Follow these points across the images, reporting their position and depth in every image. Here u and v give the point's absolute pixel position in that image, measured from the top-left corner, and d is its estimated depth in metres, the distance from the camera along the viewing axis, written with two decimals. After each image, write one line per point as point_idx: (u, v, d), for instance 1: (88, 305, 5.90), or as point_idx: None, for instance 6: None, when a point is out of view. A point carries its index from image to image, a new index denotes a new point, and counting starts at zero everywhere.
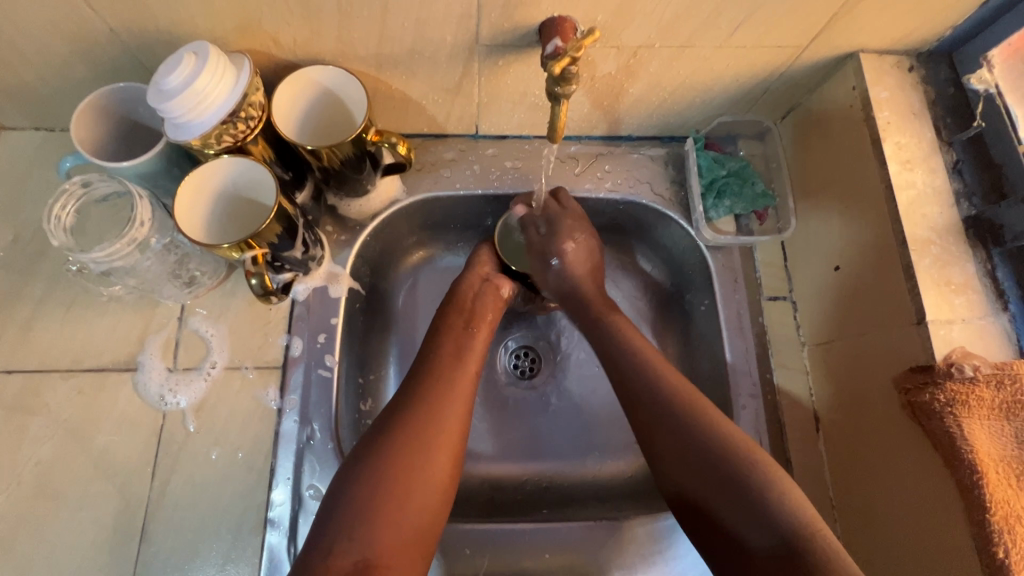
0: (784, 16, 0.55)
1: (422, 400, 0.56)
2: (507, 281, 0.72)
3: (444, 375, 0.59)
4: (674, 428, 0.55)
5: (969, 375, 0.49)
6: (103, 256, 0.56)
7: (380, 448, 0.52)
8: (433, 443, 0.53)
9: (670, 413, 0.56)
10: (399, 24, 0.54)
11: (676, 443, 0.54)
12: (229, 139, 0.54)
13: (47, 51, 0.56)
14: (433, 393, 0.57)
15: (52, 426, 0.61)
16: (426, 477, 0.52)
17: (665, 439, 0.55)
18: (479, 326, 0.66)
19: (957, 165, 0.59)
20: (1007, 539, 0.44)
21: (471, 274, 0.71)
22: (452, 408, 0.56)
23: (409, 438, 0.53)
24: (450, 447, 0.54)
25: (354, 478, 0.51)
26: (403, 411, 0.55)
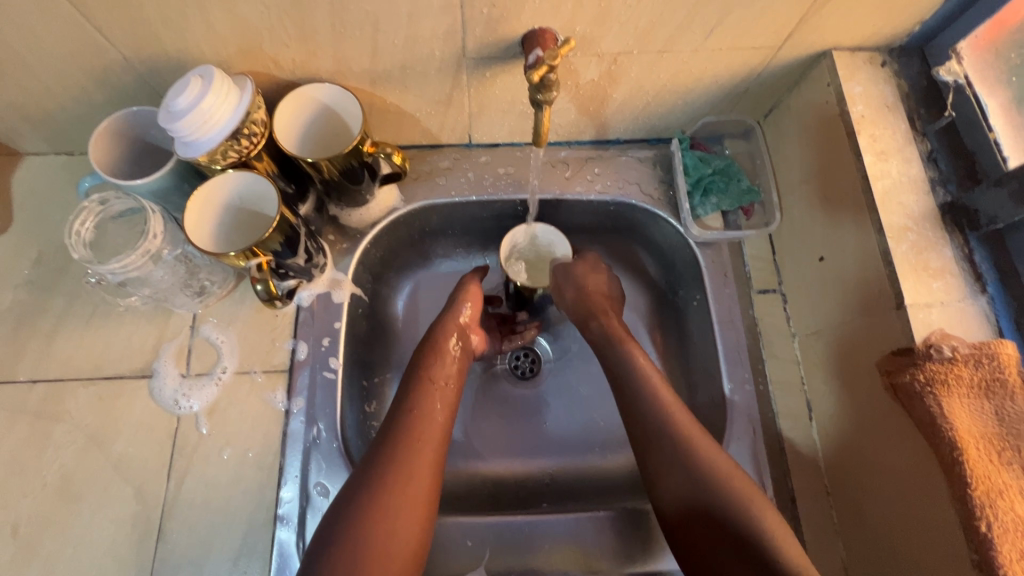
0: (755, 19, 0.58)
1: (392, 460, 0.56)
2: (477, 334, 0.72)
3: (413, 431, 0.59)
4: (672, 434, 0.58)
5: (947, 355, 0.50)
6: (119, 268, 0.60)
7: (356, 514, 0.53)
8: (406, 504, 0.55)
9: (660, 417, 0.60)
10: (390, 41, 0.58)
11: (669, 444, 0.58)
12: (234, 154, 0.58)
13: (68, 80, 0.60)
14: (402, 452, 0.57)
15: (74, 431, 0.65)
16: (402, 538, 0.53)
17: (664, 444, 0.58)
18: (448, 376, 0.66)
19: (932, 154, 0.61)
20: (989, 513, 0.45)
21: (444, 323, 0.70)
22: (422, 467, 0.57)
23: (382, 503, 0.54)
24: (432, 448, 0.59)
25: (355, 484, 0.55)
26: (374, 473, 0.56)
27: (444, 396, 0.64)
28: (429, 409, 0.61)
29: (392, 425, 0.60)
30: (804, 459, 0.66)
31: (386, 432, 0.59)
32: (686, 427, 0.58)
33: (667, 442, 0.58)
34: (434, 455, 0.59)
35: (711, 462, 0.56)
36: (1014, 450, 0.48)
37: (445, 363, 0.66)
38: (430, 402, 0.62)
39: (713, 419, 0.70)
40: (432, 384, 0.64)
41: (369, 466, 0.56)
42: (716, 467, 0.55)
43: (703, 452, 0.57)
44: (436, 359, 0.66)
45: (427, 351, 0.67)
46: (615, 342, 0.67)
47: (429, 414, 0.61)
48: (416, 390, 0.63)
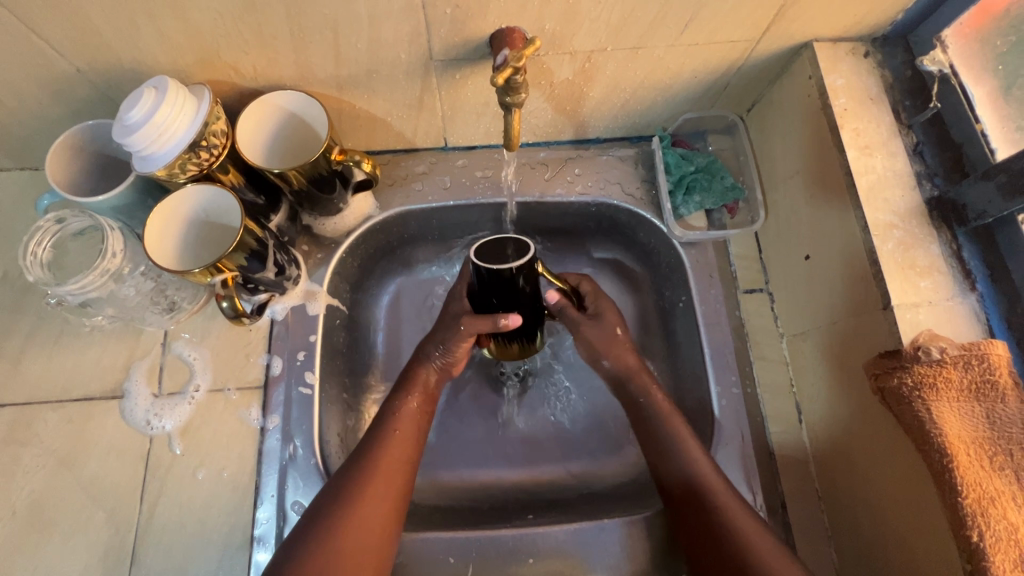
0: (731, 11, 0.55)
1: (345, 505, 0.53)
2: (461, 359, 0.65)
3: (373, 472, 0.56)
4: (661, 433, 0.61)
5: (936, 357, 0.48)
6: (78, 289, 0.58)
7: (306, 559, 0.50)
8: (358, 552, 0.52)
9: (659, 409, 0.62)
10: (352, 45, 0.56)
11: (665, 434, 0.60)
12: (194, 167, 0.56)
13: (21, 94, 0.58)
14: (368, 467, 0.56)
15: (44, 455, 0.63)
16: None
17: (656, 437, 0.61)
18: (415, 413, 0.61)
19: (918, 147, 0.58)
20: (981, 522, 0.44)
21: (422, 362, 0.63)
22: (378, 507, 0.54)
23: (334, 551, 0.51)
24: (402, 461, 0.58)
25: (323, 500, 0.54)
26: (340, 490, 0.55)
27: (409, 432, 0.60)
28: (393, 447, 0.58)
29: (354, 465, 0.56)
30: (793, 463, 0.64)
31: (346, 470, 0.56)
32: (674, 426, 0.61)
33: (678, 472, 0.58)
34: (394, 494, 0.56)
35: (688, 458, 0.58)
36: (1006, 454, 0.46)
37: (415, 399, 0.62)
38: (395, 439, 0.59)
39: (701, 425, 0.68)
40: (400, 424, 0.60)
41: (322, 508, 0.54)
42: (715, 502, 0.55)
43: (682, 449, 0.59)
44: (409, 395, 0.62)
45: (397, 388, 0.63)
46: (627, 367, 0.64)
47: (389, 452, 0.58)
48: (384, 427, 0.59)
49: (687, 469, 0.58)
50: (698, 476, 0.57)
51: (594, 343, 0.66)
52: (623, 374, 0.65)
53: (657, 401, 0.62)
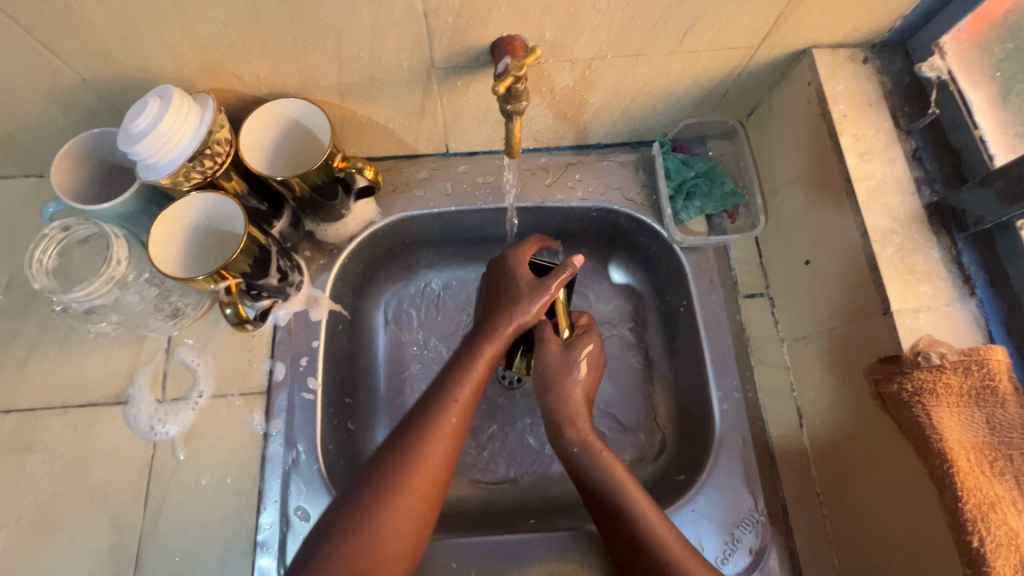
0: (730, 19, 0.56)
1: (407, 458, 0.54)
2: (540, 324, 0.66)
3: (432, 428, 0.56)
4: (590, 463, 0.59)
5: (935, 363, 0.49)
6: (83, 296, 0.58)
7: (362, 509, 0.51)
8: (408, 507, 0.52)
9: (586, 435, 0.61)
10: (355, 54, 0.56)
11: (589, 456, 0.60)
12: (198, 175, 0.56)
13: (27, 103, 0.59)
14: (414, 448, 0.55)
15: (49, 461, 0.63)
16: (398, 541, 0.51)
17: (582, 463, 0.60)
18: (479, 378, 0.61)
19: (916, 152, 0.59)
20: (981, 527, 0.44)
21: (497, 326, 0.63)
22: (433, 462, 0.55)
23: (389, 500, 0.52)
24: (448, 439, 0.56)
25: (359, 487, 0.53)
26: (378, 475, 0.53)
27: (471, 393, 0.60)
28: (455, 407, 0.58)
29: (413, 424, 0.57)
30: (794, 467, 0.65)
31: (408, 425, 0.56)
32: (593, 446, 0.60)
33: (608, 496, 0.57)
34: (446, 453, 0.56)
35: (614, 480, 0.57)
36: (1007, 460, 0.46)
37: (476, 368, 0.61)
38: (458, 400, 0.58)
39: (701, 429, 0.68)
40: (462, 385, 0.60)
41: (382, 461, 0.54)
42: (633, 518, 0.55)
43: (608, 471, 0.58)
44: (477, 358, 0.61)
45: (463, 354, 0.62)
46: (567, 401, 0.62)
47: (451, 413, 0.58)
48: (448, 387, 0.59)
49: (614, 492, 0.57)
50: (626, 504, 0.56)
51: (551, 375, 0.63)
52: (556, 409, 0.63)
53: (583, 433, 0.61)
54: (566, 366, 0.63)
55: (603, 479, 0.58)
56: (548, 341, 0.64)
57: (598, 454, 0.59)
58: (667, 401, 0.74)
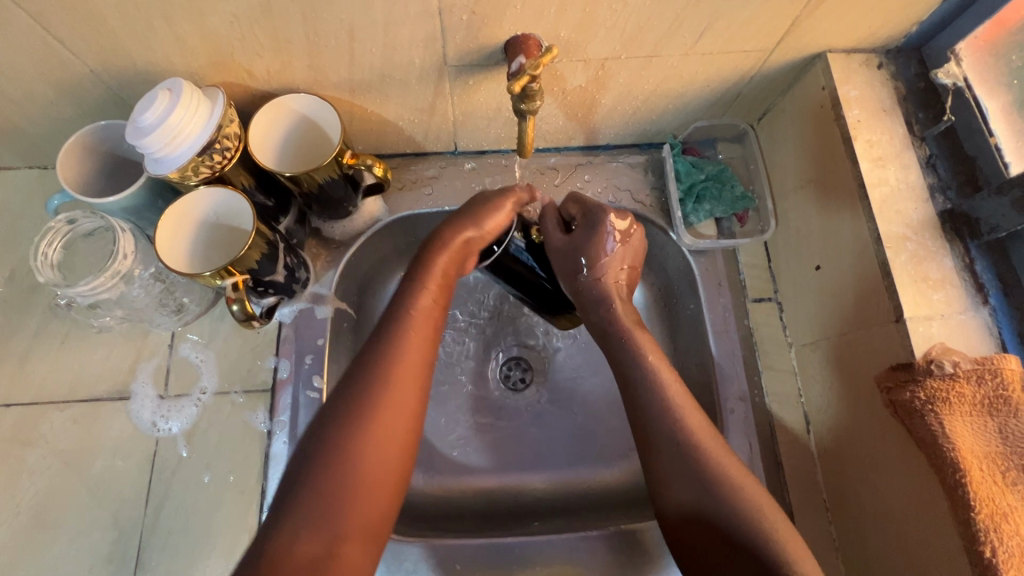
0: (746, 20, 0.55)
1: (370, 389, 0.50)
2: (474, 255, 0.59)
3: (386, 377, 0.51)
4: (658, 424, 0.54)
5: (949, 372, 0.48)
6: (89, 290, 0.58)
7: (333, 446, 0.47)
8: (384, 468, 0.48)
9: (660, 386, 0.55)
10: (368, 50, 0.55)
11: (658, 406, 0.54)
12: (206, 170, 0.55)
13: (34, 94, 0.58)
14: (385, 366, 0.51)
15: (50, 455, 0.63)
16: (379, 481, 0.48)
17: (652, 421, 0.54)
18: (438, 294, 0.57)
19: (930, 159, 0.59)
20: (994, 537, 0.44)
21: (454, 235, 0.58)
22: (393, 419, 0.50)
23: (361, 439, 0.48)
24: (416, 366, 0.53)
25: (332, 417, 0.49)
26: (353, 399, 0.49)
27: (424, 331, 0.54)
28: (411, 346, 0.53)
29: (374, 357, 0.52)
30: (801, 474, 0.64)
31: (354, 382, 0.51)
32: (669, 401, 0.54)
33: (679, 465, 0.52)
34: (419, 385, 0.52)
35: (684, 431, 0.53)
36: (1018, 470, 0.46)
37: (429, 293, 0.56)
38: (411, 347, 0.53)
39: None
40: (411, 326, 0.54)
41: (348, 398, 0.50)
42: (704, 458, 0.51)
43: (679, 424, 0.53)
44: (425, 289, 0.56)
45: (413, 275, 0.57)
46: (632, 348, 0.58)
47: (406, 364, 0.52)
48: (398, 338, 0.53)
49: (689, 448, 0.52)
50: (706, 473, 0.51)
51: (572, 267, 0.59)
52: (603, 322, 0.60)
53: (660, 388, 0.55)
54: (587, 249, 0.58)
55: (675, 436, 0.53)
56: (558, 237, 0.60)
57: (673, 413, 0.54)
58: None
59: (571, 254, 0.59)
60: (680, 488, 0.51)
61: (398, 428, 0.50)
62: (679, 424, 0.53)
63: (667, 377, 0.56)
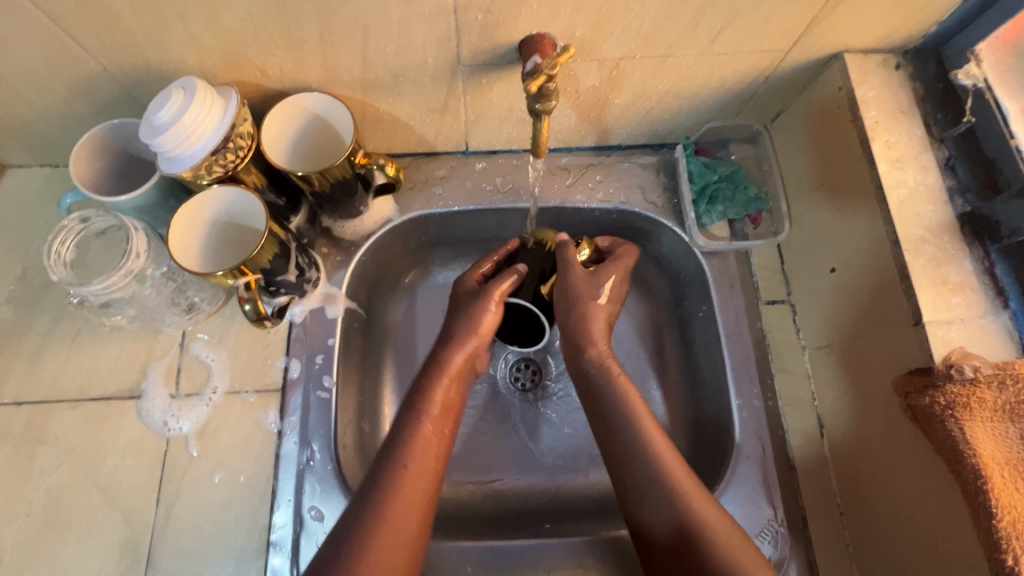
0: (763, 21, 0.55)
1: (380, 502, 0.50)
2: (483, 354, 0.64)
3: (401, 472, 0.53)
4: (628, 436, 0.56)
5: (969, 376, 0.47)
6: (101, 289, 0.58)
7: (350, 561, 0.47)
8: (392, 565, 0.48)
9: (631, 409, 0.58)
10: (381, 48, 0.55)
11: (628, 423, 0.57)
12: (219, 170, 0.55)
13: (47, 92, 0.58)
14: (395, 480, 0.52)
15: (61, 454, 0.63)
16: None
17: (622, 437, 0.57)
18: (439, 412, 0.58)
19: (949, 161, 0.58)
20: (1016, 545, 0.43)
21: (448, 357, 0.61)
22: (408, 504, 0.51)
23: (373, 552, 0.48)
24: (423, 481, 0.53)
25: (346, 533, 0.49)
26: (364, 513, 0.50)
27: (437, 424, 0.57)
28: (423, 455, 0.54)
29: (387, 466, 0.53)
30: (815, 478, 0.64)
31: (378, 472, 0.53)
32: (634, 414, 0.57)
33: (642, 470, 0.54)
34: (426, 490, 0.53)
35: (644, 442, 0.55)
36: None
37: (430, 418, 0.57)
38: (424, 446, 0.55)
39: (719, 436, 0.67)
40: (426, 414, 0.57)
41: (363, 511, 0.50)
42: (666, 470, 0.54)
43: (642, 436, 0.56)
44: (440, 382, 0.60)
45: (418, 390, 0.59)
46: (612, 378, 0.60)
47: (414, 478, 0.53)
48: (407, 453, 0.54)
49: (648, 460, 0.54)
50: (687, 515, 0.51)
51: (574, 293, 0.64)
52: (581, 337, 0.63)
53: (633, 407, 0.58)
54: (591, 292, 0.64)
55: (640, 450, 0.55)
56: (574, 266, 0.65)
57: (638, 425, 0.57)
58: (685, 406, 0.73)
59: (575, 279, 0.64)
60: (660, 507, 0.52)
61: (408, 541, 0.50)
62: (646, 440, 0.55)
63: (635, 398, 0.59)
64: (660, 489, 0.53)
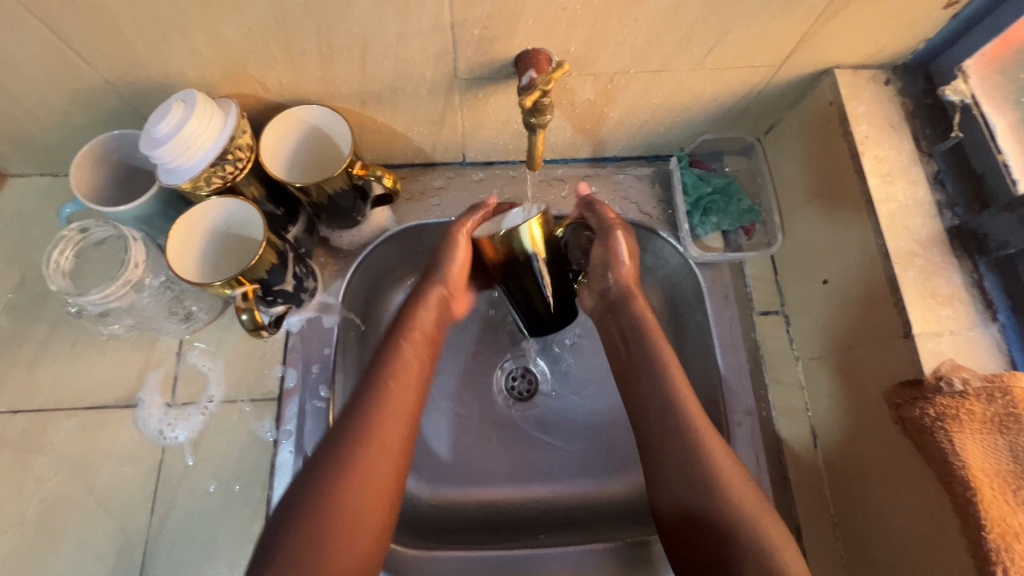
0: (755, 36, 0.56)
1: (355, 426, 0.52)
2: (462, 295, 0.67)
3: (374, 403, 0.54)
4: (659, 408, 0.57)
5: (958, 389, 0.48)
6: (100, 298, 0.58)
7: (317, 491, 0.49)
8: (366, 491, 0.50)
9: (670, 378, 0.58)
10: (380, 63, 0.56)
11: (665, 395, 0.57)
12: (218, 181, 0.56)
13: (49, 104, 0.59)
14: (368, 412, 0.53)
15: (56, 463, 0.63)
16: (362, 528, 0.49)
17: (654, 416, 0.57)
18: (419, 349, 0.60)
19: (938, 175, 0.59)
20: (1007, 557, 0.43)
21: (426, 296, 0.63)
22: (377, 474, 0.51)
23: (346, 479, 0.49)
24: (399, 415, 0.54)
25: (315, 464, 0.51)
26: (335, 440, 0.52)
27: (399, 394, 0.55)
28: (399, 388, 0.56)
29: (361, 399, 0.54)
30: (808, 488, 0.64)
31: (340, 436, 0.52)
32: (672, 381, 0.58)
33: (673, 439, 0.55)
34: (405, 423, 0.54)
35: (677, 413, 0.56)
36: None
37: (412, 347, 0.60)
38: (400, 379, 0.56)
39: None
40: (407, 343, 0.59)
41: (337, 435, 0.52)
42: (694, 447, 0.54)
43: (677, 406, 0.56)
44: (421, 317, 0.62)
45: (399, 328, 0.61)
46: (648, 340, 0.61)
47: (389, 407, 0.54)
48: (377, 384, 0.55)
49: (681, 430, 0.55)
50: (714, 490, 0.51)
51: (608, 250, 0.65)
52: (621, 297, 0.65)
53: (674, 381, 0.58)
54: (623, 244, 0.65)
55: (672, 416, 0.56)
56: (611, 222, 0.66)
57: (676, 395, 0.57)
58: None
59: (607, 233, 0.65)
60: (681, 486, 0.53)
61: (386, 467, 0.52)
62: (682, 415, 0.55)
63: (675, 369, 0.59)
64: (687, 462, 0.53)
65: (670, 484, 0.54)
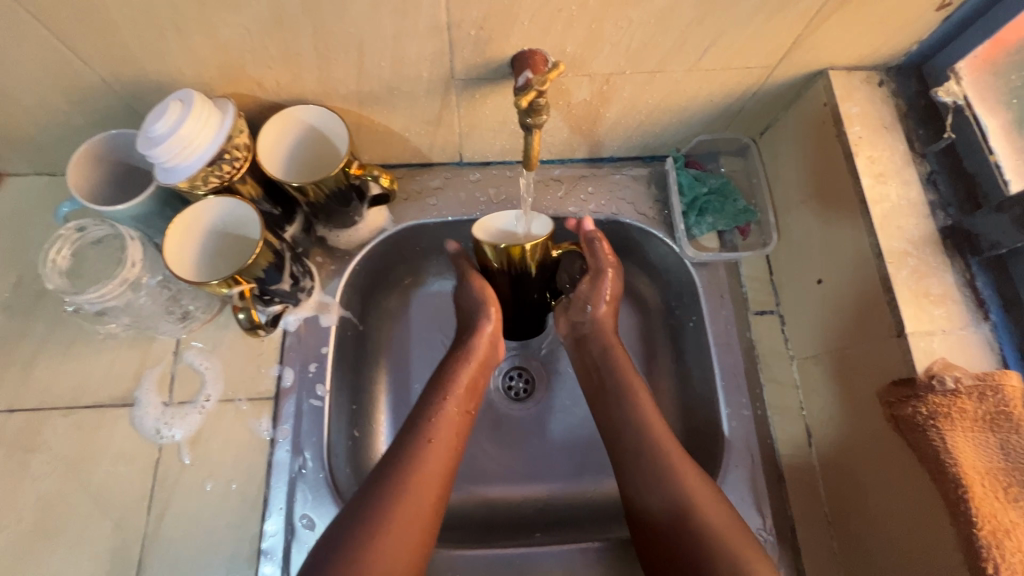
0: (749, 38, 0.56)
1: (403, 465, 0.56)
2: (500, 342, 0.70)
3: (421, 447, 0.57)
4: (626, 427, 0.60)
5: (950, 387, 0.49)
6: (97, 297, 0.59)
7: (365, 524, 0.52)
8: (408, 529, 0.53)
9: (634, 393, 0.62)
10: (376, 63, 0.56)
11: (630, 413, 0.60)
12: (215, 180, 0.56)
13: (46, 103, 0.59)
14: (413, 453, 0.57)
15: (52, 462, 0.63)
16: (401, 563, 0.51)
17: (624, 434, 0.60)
18: (463, 399, 0.63)
19: (931, 175, 0.60)
20: (997, 554, 0.44)
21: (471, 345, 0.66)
22: (418, 511, 0.54)
23: (391, 515, 0.52)
24: (441, 461, 0.58)
25: (362, 497, 0.54)
26: (383, 478, 0.55)
27: (442, 440, 0.59)
28: (441, 434, 0.59)
29: (407, 439, 0.58)
30: (803, 487, 0.64)
31: (387, 474, 0.55)
32: (636, 396, 0.62)
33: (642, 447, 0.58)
34: (445, 465, 0.58)
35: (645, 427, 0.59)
36: (1021, 487, 0.46)
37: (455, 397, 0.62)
38: (442, 426, 0.60)
39: (709, 444, 0.68)
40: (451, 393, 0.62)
41: (384, 472, 0.56)
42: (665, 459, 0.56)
43: (644, 420, 0.59)
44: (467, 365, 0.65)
45: (443, 376, 0.64)
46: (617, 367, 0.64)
47: (433, 451, 0.58)
48: (423, 428, 0.59)
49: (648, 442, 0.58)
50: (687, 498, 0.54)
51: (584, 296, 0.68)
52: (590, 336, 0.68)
53: (642, 404, 0.61)
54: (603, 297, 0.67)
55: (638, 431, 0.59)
56: (600, 268, 0.67)
57: (642, 411, 0.60)
58: (676, 415, 0.73)
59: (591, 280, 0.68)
60: (656, 496, 0.55)
61: (425, 505, 0.55)
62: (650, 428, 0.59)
63: (641, 390, 0.62)
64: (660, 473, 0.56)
65: (660, 502, 0.55)
